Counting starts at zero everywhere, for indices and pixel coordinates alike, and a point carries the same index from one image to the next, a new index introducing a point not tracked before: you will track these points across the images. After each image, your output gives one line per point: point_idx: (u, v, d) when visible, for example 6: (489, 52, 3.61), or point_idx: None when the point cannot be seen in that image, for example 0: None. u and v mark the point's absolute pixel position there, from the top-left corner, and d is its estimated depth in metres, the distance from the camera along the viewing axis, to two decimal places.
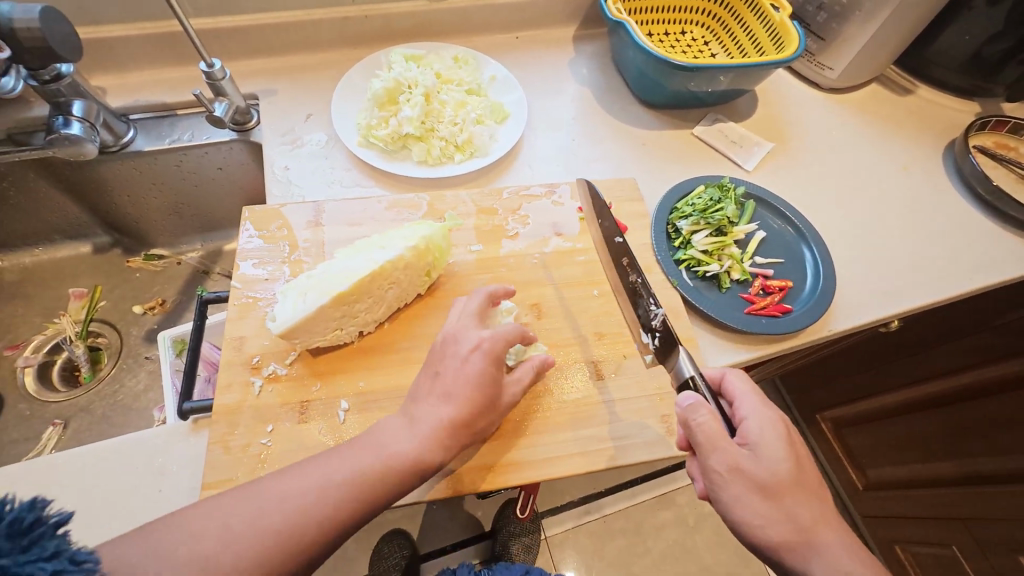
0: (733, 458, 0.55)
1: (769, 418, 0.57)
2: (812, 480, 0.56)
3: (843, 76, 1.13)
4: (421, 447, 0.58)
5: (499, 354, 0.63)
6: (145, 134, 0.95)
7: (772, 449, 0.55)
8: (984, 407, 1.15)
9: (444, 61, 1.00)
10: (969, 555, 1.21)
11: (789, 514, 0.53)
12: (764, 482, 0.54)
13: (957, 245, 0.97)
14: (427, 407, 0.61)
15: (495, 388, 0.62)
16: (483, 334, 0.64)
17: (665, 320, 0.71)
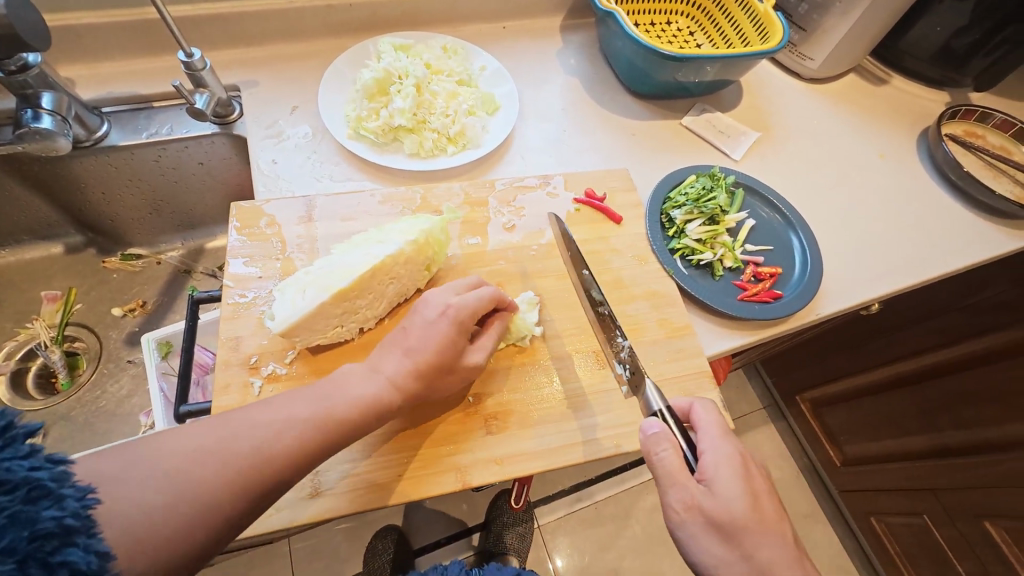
0: (692, 496, 0.54)
1: (728, 455, 0.55)
2: (772, 521, 0.53)
3: (823, 67, 1.16)
4: (377, 393, 0.59)
5: (463, 322, 0.65)
6: (120, 128, 0.91)
7: (729, 487, 0.53)
8: (955, 382, 1.21)
9: (432, 51, 0.98)
10: (940, 523, 1.28)
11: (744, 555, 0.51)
12: (720, 522, 0.52)
13: (932, 229, 1.01)
14: (388, 356, 0.63)
15: (454, 348, 0.64)
16: (451, 300, 0.67)
17: (632, 354, 0.68)
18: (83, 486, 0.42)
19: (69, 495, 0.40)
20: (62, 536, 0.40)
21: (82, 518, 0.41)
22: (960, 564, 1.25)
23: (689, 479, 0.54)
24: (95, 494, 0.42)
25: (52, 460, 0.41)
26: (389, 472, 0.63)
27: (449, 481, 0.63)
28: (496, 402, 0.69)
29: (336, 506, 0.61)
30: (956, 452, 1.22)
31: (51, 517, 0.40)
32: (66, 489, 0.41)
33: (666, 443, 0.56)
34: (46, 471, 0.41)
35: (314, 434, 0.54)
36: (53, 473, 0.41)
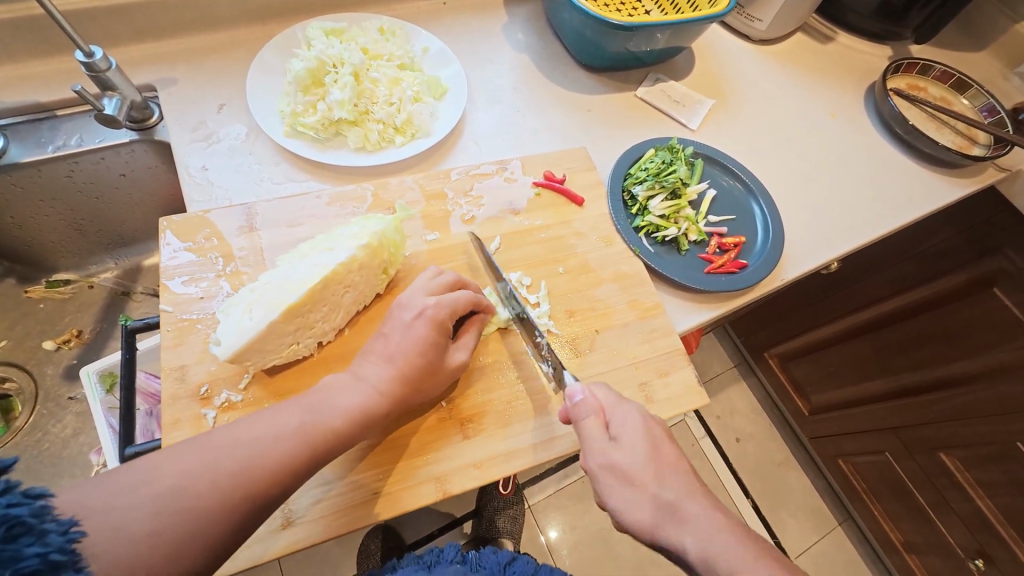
0: (602, 448, 0.56)
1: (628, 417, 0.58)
2: (675, 466, 0.56)
3: (771, 28, 1.15)
4: (365, 403, 0.57)
5: (444, 321, 0.63)
6: (20, 142, 0.80)
7: (630, 439, 0.56)
8: (909, 327, 1.27)
9: (368, 34, 0.91)
10: (899, 458, 1.36)
11: (654, 497, 0.53)
12: (628, 472, 0.54)
13: (882, 184, 1.04)
14: (370, 365, 0.60)
15: (438, 352, 0.62)
16: (428, 300, 0.64)
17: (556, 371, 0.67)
18: (66, 520, 0.41)
19: (54, 530, 0.40)
20: (48, 572, 0.39)
21: (68, 552, 0.40)
22: (919, 494, 1.34)
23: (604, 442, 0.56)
24: (79, 526, 0.41)
25: (33, 495, 0.40)
26: (364, 491, 0.60)
27: (429, 491, 0.61)
28: (471, 404, 0.66)
29: (312, 533, 0.58)
30: (912, 392, 1.29)
31: (36, 553, 0.39)
32: (47, 523, 0.40)
33: (581, 411, 0.58)
34: (26, 507, 0.39)
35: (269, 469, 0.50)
36: (33, 509, 0.40)
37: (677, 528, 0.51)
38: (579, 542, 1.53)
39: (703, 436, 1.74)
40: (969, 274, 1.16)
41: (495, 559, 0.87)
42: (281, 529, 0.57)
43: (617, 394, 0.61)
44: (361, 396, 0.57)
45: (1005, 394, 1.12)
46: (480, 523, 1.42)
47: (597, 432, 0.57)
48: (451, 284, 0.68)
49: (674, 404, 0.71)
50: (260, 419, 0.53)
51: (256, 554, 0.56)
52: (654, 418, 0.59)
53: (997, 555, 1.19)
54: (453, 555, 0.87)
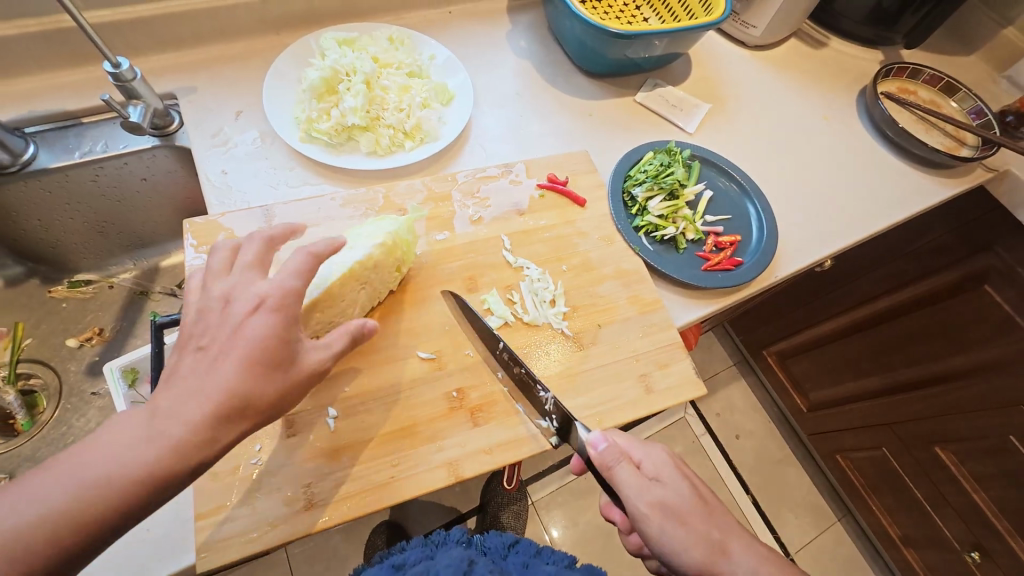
0: (644, 496, 0.57)
1: (657, 454, 0.61)
2: (715, 506, 0.59)
3: (765, 34, 1.19)
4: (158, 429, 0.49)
5: (277, 312, 0.54)
6: (48, 149, 0.84)
7: (673, 481, 0.59)
8: (903, 324, 1.31)
9: (378, 43, 0.95)
10: (896, 453, 1.39)
11: (704, 534, 0.56)
12: (677, 512, 0.57)
13: (873, 184, 1.07)
14: (204, 370, 0.51)
15: (268, 366, 0.52)
16: (260, 288, 0.54)
17: (557, 404, 0.66)
18: None
19: None
20: None
21: None
22: (916, 488, 1.38)
23: (643, 480, 0.58)
24: None
25: None
26: (382, 476, 0.63)
27: (442, 476, 0.64)
28: (481, 394, 0.70)
29: (333, 515, 0.61)
30: (906, 388, 1.33)
31: None
32: None
33: (609, 460, 0.59)
34: None
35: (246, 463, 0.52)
36: None
37: (727, 561, 0.55)
38: (581, 535, 1.57)
39: (703, 433, 1.77)
40: (961, 272, 1.20)
41: (499, 541, 0.91)
42: (305, 512, 0.61)
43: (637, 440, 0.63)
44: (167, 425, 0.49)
45: (996, 388, 1.15)
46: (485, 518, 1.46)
47: (635, 479, 0.58)
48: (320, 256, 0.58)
49: (673, 394, 0.74)
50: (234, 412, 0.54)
51: (282, 535, 0.59)
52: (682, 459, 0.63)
53: (992, 546, 1.22)
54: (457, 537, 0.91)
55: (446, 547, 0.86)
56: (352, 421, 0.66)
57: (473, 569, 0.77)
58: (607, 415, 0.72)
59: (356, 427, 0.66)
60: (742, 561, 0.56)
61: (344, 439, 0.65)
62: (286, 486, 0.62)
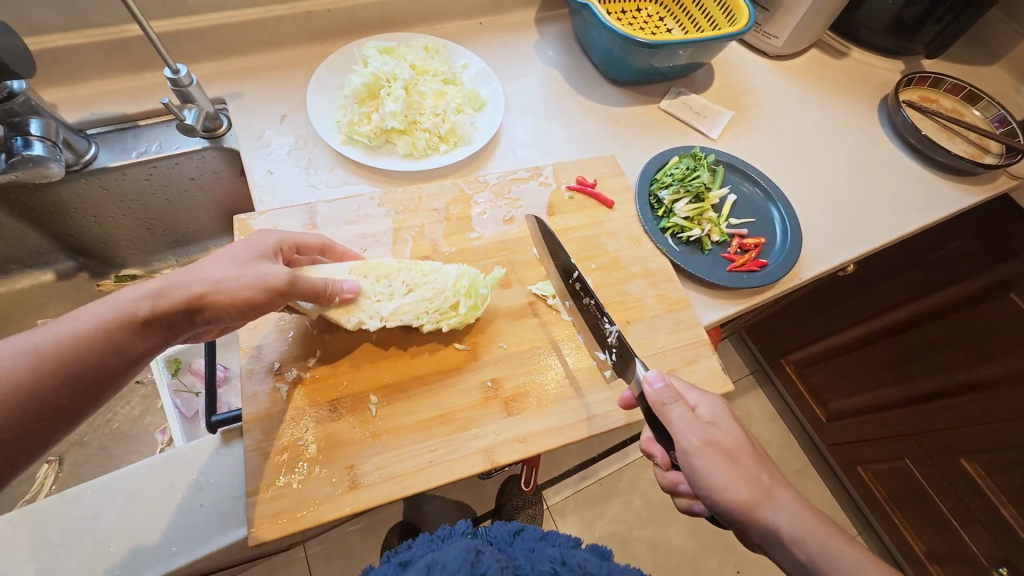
0: (697, 434, 0.60)
1: (713, 402, 0.64)
2: (764, 457, 0.61)
3: (787, 44, 1.22)
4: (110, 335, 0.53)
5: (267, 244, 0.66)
6: (108, 149, 0.90)
7: (726, 427, 0.62)
8: (925, 333, 1.30)
9: (415, 52, 0.99)
10: (920, 464, 1.38)
11: (753, 476, 0.58)
12: (728, 455, 0.59)
13: (897, 191, 1.09)
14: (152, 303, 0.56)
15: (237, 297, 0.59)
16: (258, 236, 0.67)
17: (619, 338, 0.70)
18: None
19: None
20: None
21: None
22: (940, 499, 1.36)
23: (698, 422, 0.61)
24: None
25: None
26: (421, 460, 0.66)
27: (478, 462, 0.67)
28: (514, 385, 0.73)
29: (375, 496, 0.63)
30: (929, 397, 1.32)
31: None
32: None
33: (664, 398, 0.62)
34: None
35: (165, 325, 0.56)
36: None
37: (775, 505, 0.57)
38: (597, 538, 1.57)
39: None
40: (985, 280, 1.20)
41: (503, 531, 0.91)
42: (348, 492, 0.63)
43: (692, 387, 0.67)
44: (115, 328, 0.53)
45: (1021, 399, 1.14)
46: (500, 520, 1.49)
47: (691, 419, 0.61)
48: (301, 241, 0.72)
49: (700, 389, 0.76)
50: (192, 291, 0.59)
51: (326, 513, 0.62)
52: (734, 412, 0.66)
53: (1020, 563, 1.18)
54: (462, 528, 0.90)
55: (449, 541, 0.86)
56: (392, 407, 0.69)
57: (480, 560, 0.75)
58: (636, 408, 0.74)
59: (396, 413, 0.69)
60: (790, 508, 0.58)
61: (384, 425, 0.68)
62: (330, 467, 0.64)
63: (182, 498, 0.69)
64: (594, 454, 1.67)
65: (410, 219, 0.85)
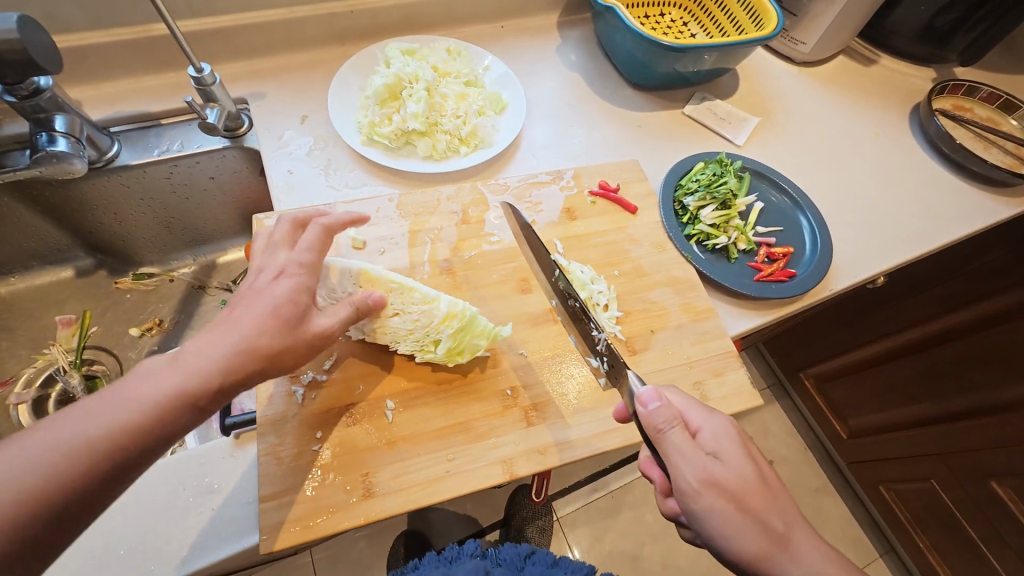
0: (697, 471, 0.54)
1: (719, 426, 0.58)
2: (776, 494, 0.55)
3: (814, 50, 1.19)
4: (180, 382, 0.50)
5: (307, 272, 0.60)
6: (130, 147, 0.90)
7: (734, 459, 0.56)
8: (953, 349, 1.26)
9: (437, 54, 0.99)
10: (947, 486, 1.32)
11: (762, 519, 0.53)
12: (734, 495, 0.54)
13: (930, 201, 1.05)
14: (208, 337, 0.53)
15: (294, 313, 0.57)
16: (285, 257, 0.61)
17: (608, 346, 0.68)
18: None
19: None
20: None
21: None
22: (968, 524, 1.30)
23: (699, 453, 0.55)
24: None
25: None
26: (438, 470, 0.64)
27: (497, 473, 0.64)
28: (535, 394, 0.70)
29: (390, 506, 0.61)
30: (959, 416, 1.26)
31: None
32: None
33: (661, 423, 0.57)
34: None
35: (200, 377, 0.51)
36: None
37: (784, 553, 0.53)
38: (608, 552, 1.53)
39: None
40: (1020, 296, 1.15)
41: (514, 551, 0.89)
42: (362, 501, 0.61)
43: (699, 407, 0.61)
44: (179, 374, 0.50)
45: None
46: (509, 530, 1.45)
47: (694, 451, 0.55)
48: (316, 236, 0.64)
49: (728, 403, 0.73)
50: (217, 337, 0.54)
51: (340, 523, 0.60)
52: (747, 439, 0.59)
53: None
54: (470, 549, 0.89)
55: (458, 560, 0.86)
56: (410, 414, 0.67)
57: None
58: None
59: (413, 420, 0.67)
60: (807, 558, 0.53)
61: (400, 433, 0.66)
62: (345, 475, 0.62)
63: (194, 502, 0.68)
64: (606, 465, 1.63)
65: (430, 221, 0.84)
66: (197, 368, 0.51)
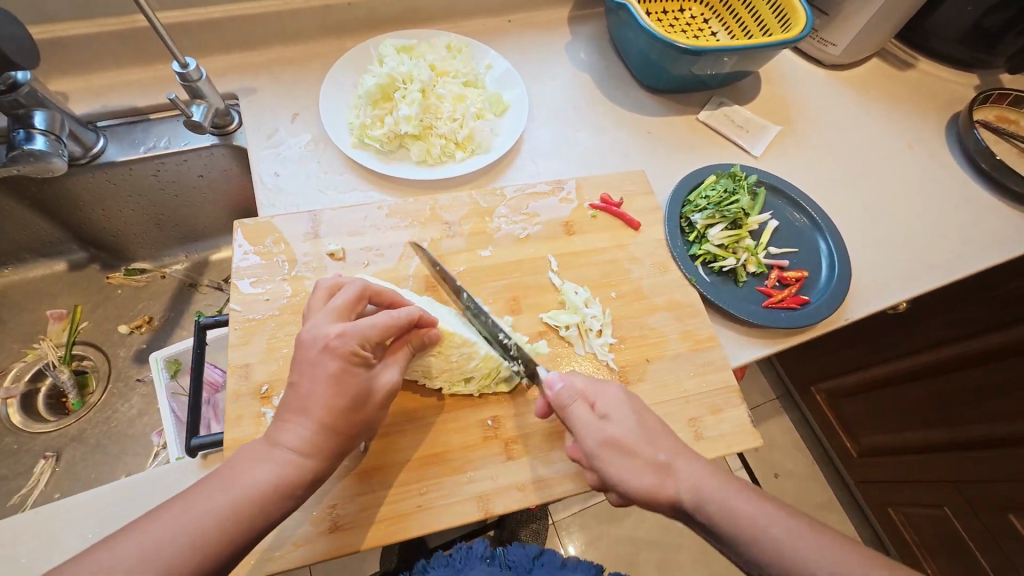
0: (593, 433, 0.55)
1: (608, 385, 0.59)
2: (667, 438, 0.55)
3: (845, 53, 1.11)
4: (281, 472, 0.52)
5: (354, 352, 0.55)
6: (117, 143, 0.88)
7: (622, 416, 0.56)
8: (970, 376, 1.17)
9: (437, 50, 0.93)
10: (960, 514, 1.26)
11: (650, 459, 0.53)
12: (623, 444, 0.54)
13: (963, 223, 0.97)
14: (287, 426, 0.54)
15: (357, 385, 0.55)
16: (333, 330, 0.56)
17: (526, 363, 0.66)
18: None
19: None
20: None
21: None
22: (980, 555, 1.23)
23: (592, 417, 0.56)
24: None
25: None
26: (411, 504, 0.61)
27: (472, 509, 0.61)
28: (518, 424, 0.66)
29: (357, 542, 0.59)
30: (976, 445, 1.19)
31: None
32: None
33: (564, 399, 0.58)
34: None
35: (261, 488, 0.51)
36: None
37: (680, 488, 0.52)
38: (600, 563, 1.50)
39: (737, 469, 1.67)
40: None
41: (524, 552, 0.82)
42: (329, 534, 0.59)
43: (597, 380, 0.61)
44: (277, 466, 0.52)
45: None
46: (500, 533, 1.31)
47: (587, 419, 0.56)
48: (353, 298, 0.60)
49: (725, 442, 0.68)
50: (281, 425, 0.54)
51: (304, 556, 0.58)
52: (641, 398, 0.60)
53: None
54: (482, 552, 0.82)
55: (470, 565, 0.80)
56: (384, 442, 0.64)
57: None
58: None
59: (386, 449, 0.63)
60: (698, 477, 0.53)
61: (372, 463, 0.62)
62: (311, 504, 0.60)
63: None
64: None
65: (419, 232, 0.79)
66: (291, 458, 0.53)
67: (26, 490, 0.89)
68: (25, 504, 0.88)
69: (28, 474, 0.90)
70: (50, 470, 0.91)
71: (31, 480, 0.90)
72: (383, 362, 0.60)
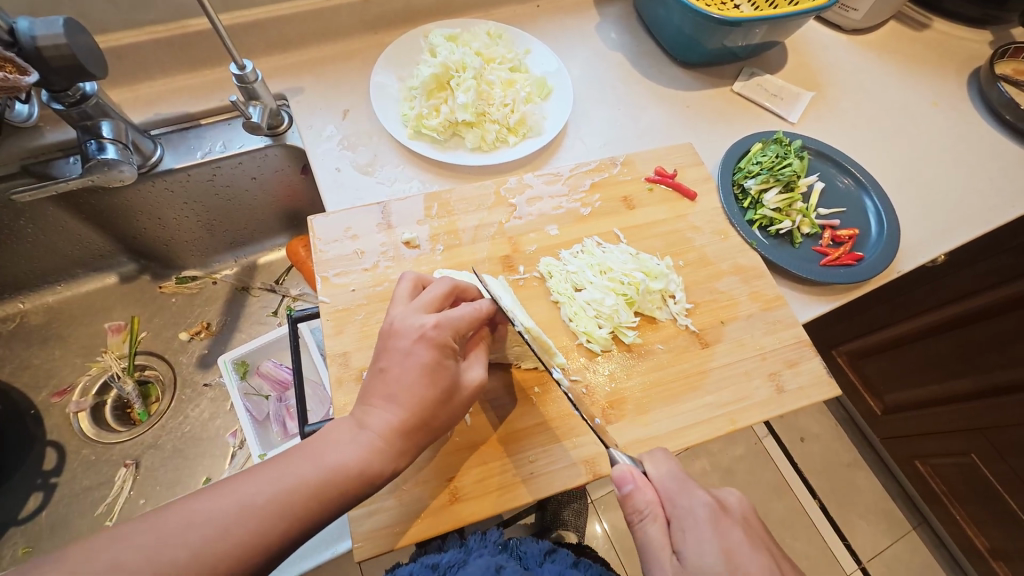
0: (668, 563, 0.51)
1: (694, 511, 0.52)
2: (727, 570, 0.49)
3: (866, 17, 1.14)
4: (366, 455, 0.54)
5: (447, 343, 0.58)
6: (173, 151, 0.88)
7: (699, 545, 0.51)
8: (992, 325, 1.19)
9: (479, 38, 0.95)
10: (989, 460, 1.31)
11: None
12: None
13: (994, 174, 1.01)
14: (373, 410, 0.55)
15: (447, 378, 0.57)
16: (427, 321, 0.58)
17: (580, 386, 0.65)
18: None
19: None
20: None
21: None
22: (1011, 498, 1.29)
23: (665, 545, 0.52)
24: None
25: None
26: (522, 472, 0.64)
27: (580, 472, 0.64)
28: (611, 391, 0.70)
29: (476, 510, 0.61)
30: (1001, 391, 1.23)
31: None
32: None
33: (632, 511, 0.54)
34: None
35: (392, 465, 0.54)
36: None
37: None
38: None
39: (766, 435, 1.72)
40: None
41: (534, 545, 0.69)
42: (450, 506, 0.61)
43: (682, 490, 0.54)
44: (371, 446, 0.54)
45: None
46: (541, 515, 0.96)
47: (655, 541, 0.53)
48: (443, 296, 0.62)
49: (805, 394, 0.71)
50: (364, 409, 0.56)
51: (429, 528, 0.60)
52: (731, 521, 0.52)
53: None
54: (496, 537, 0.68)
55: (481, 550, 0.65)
56: (487, 415, 0.67)
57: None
58: (738, 415, 0.69)
59: (492, 422, 0.66)
60: None
61: (480, 438, 0.65)
62: (430, 478, 0.62)
63: None
64: None
65: (487, 217, 0.81)
66: (376, 442, 0.54)
67: (112, 497, 0.91)
68: (111, 513, 0.90)
69: (110, 484, 0.92)
70: (131, 478, 0.93)
71: (115, 488, 0.92)
72: (462, 358, 0.62)
